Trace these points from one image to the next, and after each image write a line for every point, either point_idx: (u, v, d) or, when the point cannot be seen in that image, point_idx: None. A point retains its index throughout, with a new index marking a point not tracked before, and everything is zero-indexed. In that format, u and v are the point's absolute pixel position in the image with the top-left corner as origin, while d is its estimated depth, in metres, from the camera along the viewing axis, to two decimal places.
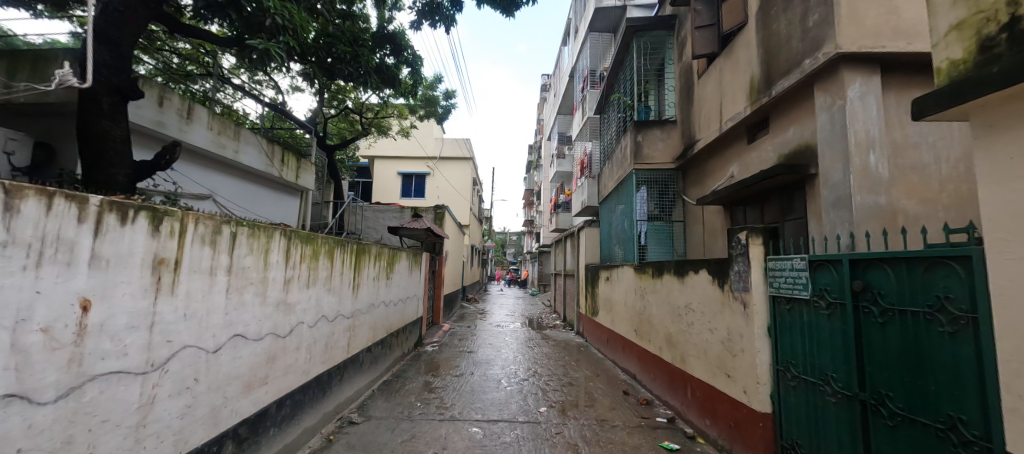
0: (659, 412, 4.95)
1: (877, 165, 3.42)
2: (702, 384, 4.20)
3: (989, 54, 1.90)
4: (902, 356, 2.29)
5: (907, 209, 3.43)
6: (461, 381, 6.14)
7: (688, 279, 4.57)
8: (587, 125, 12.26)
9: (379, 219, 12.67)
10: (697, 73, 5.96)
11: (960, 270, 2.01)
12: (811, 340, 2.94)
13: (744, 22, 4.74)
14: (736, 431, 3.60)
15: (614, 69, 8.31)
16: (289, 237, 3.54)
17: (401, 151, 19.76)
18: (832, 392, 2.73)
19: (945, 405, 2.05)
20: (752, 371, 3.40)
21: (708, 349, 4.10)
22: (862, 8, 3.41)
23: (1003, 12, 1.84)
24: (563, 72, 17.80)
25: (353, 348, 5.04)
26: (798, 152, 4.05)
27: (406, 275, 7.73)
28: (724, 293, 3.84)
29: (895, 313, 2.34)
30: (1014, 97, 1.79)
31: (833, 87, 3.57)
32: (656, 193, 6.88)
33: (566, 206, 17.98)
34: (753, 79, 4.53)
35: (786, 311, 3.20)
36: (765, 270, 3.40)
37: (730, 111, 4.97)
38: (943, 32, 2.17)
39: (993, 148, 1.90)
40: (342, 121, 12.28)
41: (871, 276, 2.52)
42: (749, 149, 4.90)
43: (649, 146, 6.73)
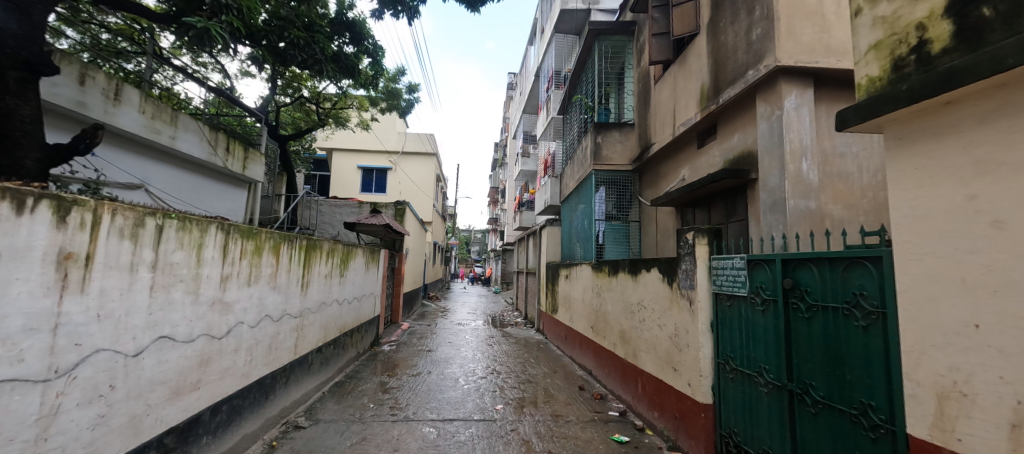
0: (612, 406, 5.09)
1: (809, 172, 3.69)
2: (651, 378, 4.37)
3: (901, 73, 2.11)
4: (825, 348, 2.49)
5: (834, 213, 3.73)
6: (418, 381, 6.03)
7: (641, 278, 4.73)
8: (552, 125, 12.37)
9: (336, 214, 12.16)
10: (654, 78, 6.17)
11: (872, 269, 2.21)
12: (748, 335, 3.13)
13: (697, 32, 4.95)
14: (681, 421, 3.77)
15: (577, 71, 8.44)
16: (227, 232, 3.30)
17: (361, 144, 19.09)
18: (763, 383, 2.93)
19: (859, 392, 2.25)
20: (696, 365, 3.57)
21: (657, 344, 4.26)
22: (800, 25, 3.66)
23: (914, 35, 2.05)
24: (529, 71, 17.86)
25: (301, 349, 4.80)
26: (741, 158, 4.29)
27: (362, 272, 7.47)
28: (672, 291, 4.00)
29: (819, 308, 2.54)
30: (920, 112, 1.99)
31: (772, 97, 3.81)
32: (614, 193, 7.07)
33: (529, 204, 18.10)
34: (703, 87, 4.75)
35: (727, 307, 3.38)
36: (709, 268, 3.57)
37: (683, 116, 5.18)
38: (863, 50, 2.36)
39: (902, 159, 2.09)
40: (297, 110, 11.66)
41: (800, 274, 2.71)
42: (699, 154, 5.13)
43: (608, 148, 6.89)
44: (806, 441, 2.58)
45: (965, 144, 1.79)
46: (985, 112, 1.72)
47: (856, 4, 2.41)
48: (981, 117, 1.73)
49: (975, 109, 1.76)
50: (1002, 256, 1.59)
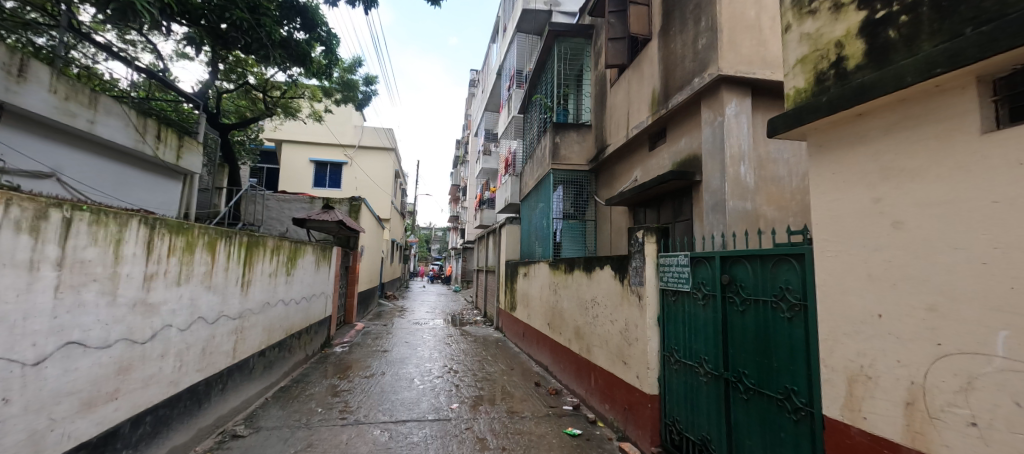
0: (566, 401, 5.20)
1: (746, 176, 3.95)
2: (603, 372, 4.51)
3: (822, 86, 2.32)
4: (755, 339, 2.68)
5: (768, 214, 4.03)
6: (371, 383, 5.84)
7: (595, 275, 4.86)
8: (513, 123, 12.41)
9: (285, 210, 11.50)
10: (610, 81, 6.36)
11: (796, 266, 2.41)
12: (690, 327, 3.31)
13: (649, 39, 5.15)
14: (630, 412, 3.92)
15: (537, 71, 8.52)
16: (152, 227, 3.02)
17: (314, 137, 18.19)
18: (703, 372, 3.11)
19: (784, 379, 2.45)
20: (644, 357, 3.73)
21: (609, 338, 4.40)
22: (740, 39, 3.92)
23: (833, 52, 2.26)
24: (491, 69, 17.77)
25: (240, 352, 4.49)
26: (687, 161, 4.53)
27: (312, 271, 7.13)
28: (623, 287, 4.15)
29: (751, 302, 2.73)
30: (836, 122, 2.20)
31: (715, 104, 4.04)
32: (571, 192, 7.23)
33: (490, 202, 18.07)
34: (654, 92, 4.96)
35: (672, 302, 3.55)
36: (656, 265, 3.72)
37: (636, 119, 5.38)
38: (791, 64, 2.57)
39: (821, 164, 2.30)
40: (241, 98, 10.87)
41: (735, 270, 2.89)
42: (650, 156, 5.35)
43: (566, 148, 7.03)
44: (739, 425, 2.78)
45: (872, 152, 2.01)
46: (888, 124, 1.94)
47: (786, 21, 2.61)
48: (885, 129, 1.96)
49: (881, 121, 1.98)
50: (902, 254, 1.82)
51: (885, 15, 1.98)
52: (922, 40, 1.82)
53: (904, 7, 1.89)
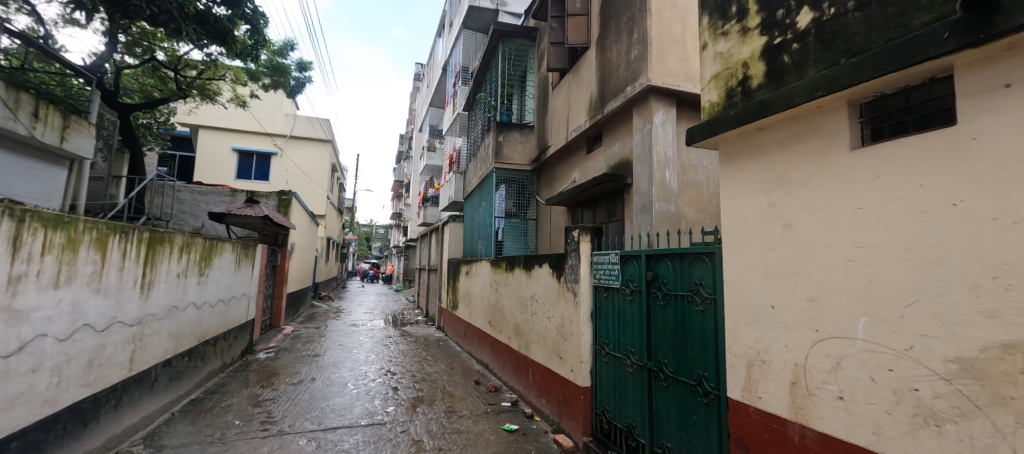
0: (505, 397, 5.27)
1: (671, 180, 4.27)
2: (541, 367, 4.63)
3: (731, 101, 2.57)
4: (674, 330, 2.90)
5: (689, 216, 4.38)
6: (299, 390, 5.47)
7: (534, 273, 4.97)
8: (458, 120, 12.26)
9: (201, 203, 10.38)
10: (552, 84, 6.52)
11: (708, 263, 2.65)
12: (619, 322, 3.50)
13: (588, 46, 5.36)
14: (564, 405, 4.07)
15: (482, 69, 8.51)
16: (22, 220, 2.57)
17: (238, 123, 16.60)
18: (630, 363, 3.31)
19: (697, 366, 2.69)
20: (578, 351, 3.89)
21: (546, 334, 4.52)
22: (668, 53, 4.22)
23: (741, 71, 2.51)
24: (436, 63, 17.37)
25: (139, 363, 3.97)
26: (620, 165, 4.78)
27: (230, 271, 6.49)
28: (560, 284, 4.29)
29: (671, 296, 2.95)
30: (741, 135, 2.46)
31: (645, 112, 4.31)
32: (513, 192, 7.34)
33: (434, 200, 17.69)
34: (591, 97, 5.18)
35: (603, 298, 3.74)
36: (590, 263, 3.89)
37: (575, 122, 5.57)
38: (706, 79, 2.81)
39: (728, 170, 2.55)
40: (147, 75, 9.59)
41: (658, 267, 3.10)
42: (588, 159, 5.57)
43: (509, 147, 7.09)
44: (659, 411, 3.01)
45: (768, 162, 2.28)
46: (782, 138, 2.21)
47: (703, 40, 2.84)
48: (779, 142, 2.23)
49: (775, 135, 2.25)
50: (790, 253, 2.10)
51: (781, 41, 2.25)
52: (808, 66, 2.10)
53: (795, 37, 2.17)
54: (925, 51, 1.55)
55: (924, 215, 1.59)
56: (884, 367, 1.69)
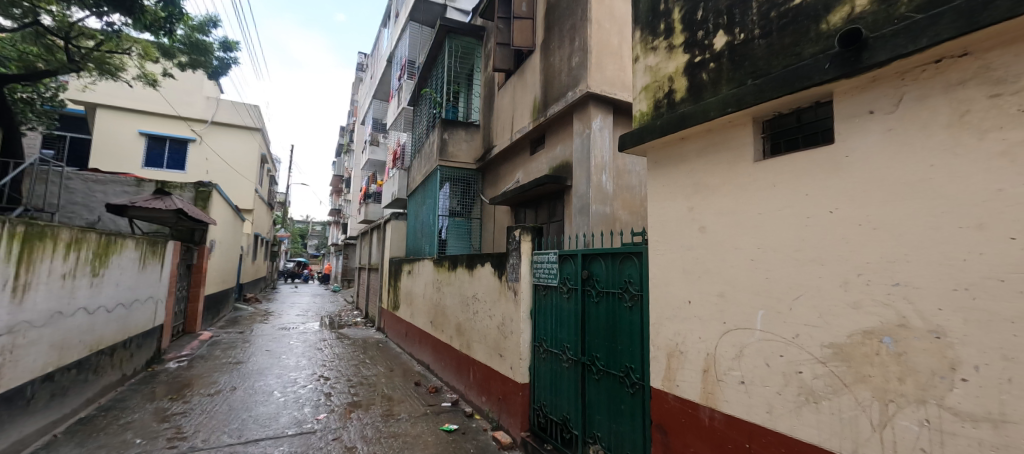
0: (445, 398, 5.22)
1: (606, 183, 4.49)
2: (481, 366, 4.64)
3: (658, 111, 2.76)
4: (606, 325, 3.06)
5: (622, 218, 4.63)
6: (216, 401, 4.98)
7: (476, 272, 4.97)
8: (402, 115, 11.87)
9: (98, 193, 9.08)
10: (498, 85, 6.57)
11: (636, 262, 2.84)
12: (556, 319, 3.62)
13: (532, 50, 5.47)
14: (503, 402, 4.13)
15: (428, 64, 8.32)
16: None
17: (147, 104, 14.72)
18: (566, 359, 3.44)
19: (625, 358, 2.87)
20: (517, 349, 3.96)
21: (487, 333, 4.55)
22: (606, 62, 4.44)
23: (666, 84, 2.71)
24: (381, 55, 16.68)
25: (8, 381, 3.37)
26: (561, 167, 4.94)
27: (132, 271, 5.73)
28: (501, 283, 4.33)
29: (603, 293, 3.11)
30: (666, 144, 2.66)
31: (584, 117, 4.50)
32: (457, 190, 7.28)
33: (376, 196, 17.01)
34: (535, 100, 5.29)
35: (542, 296, 3.84)
36: (531, 262, 3.98)
37: (520, 123, 5.66)
38: (636, 90, 2.99)
39: (654, 176, 2.74)
40: (27, 41, 8.15)
41: (592, 266, 3.25)
42: (531, 160, 5.69)
43: (454, 145, 7.03)
44: (591, 402, 3.16)
45: (688, 170, 2.49)
46: (699, 149, 2.43)
47: (636, 52, 3.02)
48: (697, 152, 2.44)
49: (694, 145, 2.46)
50: (705, 253, 2.32)
51: (700, 60, 2.47)
52: (722, 84, 2.32)
53: (712, 57, 2.40)
54: (811, 78, 1.81)
55: (808, 220, 1.86)
56: (776, 353, 1.93)
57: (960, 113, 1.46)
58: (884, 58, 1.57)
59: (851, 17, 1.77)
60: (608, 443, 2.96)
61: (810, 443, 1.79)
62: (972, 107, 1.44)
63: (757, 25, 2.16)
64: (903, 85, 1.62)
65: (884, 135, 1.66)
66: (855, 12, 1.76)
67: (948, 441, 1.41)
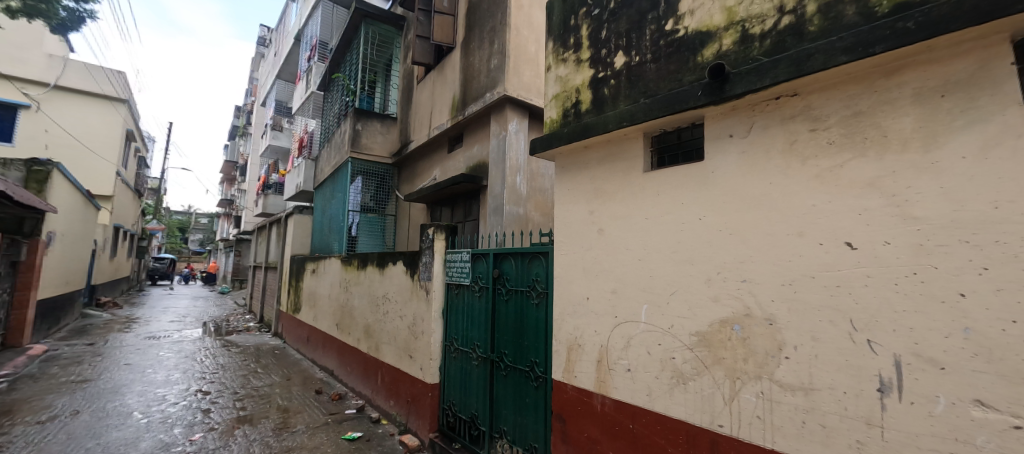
0: (350, 405, 4.92)
1: (520, 185, 4.62)
2: (390, 369, 4.47)
3: (566, 119, 2.93)
4: (514, 322, 3.17)
5: (534, 218, 4.80)
6: (47, 430, 4.04)
7: (387, 271, 4.77)
8: (310, 100, 10.87)
9: None
10: (417, 78, 6.38)
11: (543, 261, 2.98)
12: (467, 317, 3.64)
13: (453, 47, 5.43)
14: (412, 404, 4.03)
15: (341, 48, 7.74)
16: None
17: None
18: (475, 357, 3.48)
19: (531, 354, 3.00)
20: (427, 349, 3.89)
21: (397, 334, 4.39)
22: (524, 68, 4.59)
23: (574, 95, 2.89)
24: (288, 31, 15.11)
25: None
26: (478, 166, 4.98)
27: None
28: (413, 282, 4.22)
29: (513, 291, 3.20)
30: (572, 151, 2.83)
31: (501, 119, 4.59)
32: (371, 185, 6.91)
33: (277, 187, 15.37)
34: (454, 97, 5.25)
35: (454, 295, 3.83)
36: (444, 261, 3.94)
37: (438, 120, 5.58)
38: (547, 97, 3.14)
39: (560, 180, 2.90)
40: None
41: (503, 265, 3.32)
42: (449, 158, 5.64)
43: (368, 137, 6.66)
44: (499, 397, 3.24)
45: (589, 176, 2.69)
46: (600, 157, 2.64)
47: (548, 61, 3.17)
48: (599, 160, 2.64)
49: (596, 153, 2.67)
50: (602, 253, 2.53)
51: (603, 76, 2.68)
52: (620, 99, 2.55)
53: (612, 74, 2.62)
54: (687, 102, 2.08)
55: (684, 226, 2.13)
56: (656, 342, 2.18)
57: (790, 142, 1.81)
58: (741, 91, 1.87)
59: (719, 53, 2.08)
60: (513, 436, 3.07)
61: (679, 419, 2.06)
62: (798, 138, 1.80)
63: (649, 50, 2.42)
64: (754, 115, 1.95)
65: (739, 156, 1.98)
66: (723, 49, 2.07)
67: (775, 408, 1.74)
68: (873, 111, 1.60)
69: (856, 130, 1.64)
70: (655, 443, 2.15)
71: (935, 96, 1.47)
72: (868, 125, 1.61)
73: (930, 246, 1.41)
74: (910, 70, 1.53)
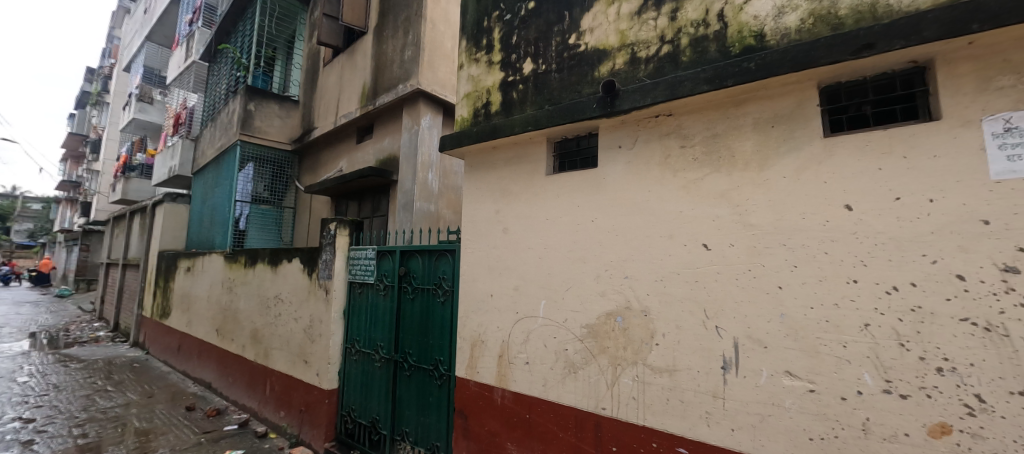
0: (230, 420, 4.36)
1: (432, 182, 4.54)
2: (281, 377, 4.06)
3: (476, 119, 2.96)
4: (419, 321, 3.11)
5: (446, 216, 4.76)
6: None
7: (280, 269, 4.32)
8: (190, 71, 9.35)
9: None
10: (323, 61, 5.90)
11: (450, 258, 2.97)
12: (371, 318, 3.48)
13: (365, 32, 5.14)
14: (305, 414, 3.72)
15: (232, 15, 6.81)
16: None
17: None
18: (378, 358, 3.34)
19: (436, 353, 2.97)
20: (325, 353, 3.62)
21: (291, 338, 4.01)
22: (439, 64, 4.52)
23: (484, 96, 2.94)
24: None
25: None
26: (388, 160, 4.77)
27: None
28: (311, 281, 3.89)
29: (419, 290, 3.14)
30: (480, 151, 2.88)
31: (414, 113, 4.47)
32: (265, 173, 6.20)
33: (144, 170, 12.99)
34: (364, 86, 4.97)
35: (358, 295, 3.63)
36: (347, 259, 3.71)
37: (346, 108, 5.23)
38: (459, 95, 3.14)
39: (468, 178, 2.93)
40: None
41: (410, 263, 3.23)
42: (357, 149, 5.32)
43: (262, 119, 5.97)
44: (401, 399, 3.16)
45: (496, 177, 2.76)
46: (507, 158, 2.72)
47: (461, 60, 3.17)
48: (507, 161, 2.72)
49: (504, 154, 2.74)
50: (506, 252, 2.61)
51: (512, 80, 2.77)
52: (527, 104, 2.66)
53: (521, 79, 2.72)
54: (584, 113, 2.26)
55: (579, 227, 2.31)
56: (551, 336, 2.33)
57: (666, 156, 2.07)
58: (628, 107, 2.08)
59: (613, 70, 2.29)
60: (415, 437, 3.02)
61: (570, 406, 2.22)
62: (671, 153, 2.06)
63: (554, 61, 2.56)
64: (639, 130, 2.18)
65: (626, 165, 2.20)
66: (615, 67, 2.28)
67: (647, 389, 1.98)
68: (726, 134, 1.90)
69: (714, 149, 1.93)
70: (548, 430, 2.29)
71: (768, 126, 1.80)
72: (722, 145, 1.91)
73: (760, 249, 1.73)
74: (753, 102, 1.85)
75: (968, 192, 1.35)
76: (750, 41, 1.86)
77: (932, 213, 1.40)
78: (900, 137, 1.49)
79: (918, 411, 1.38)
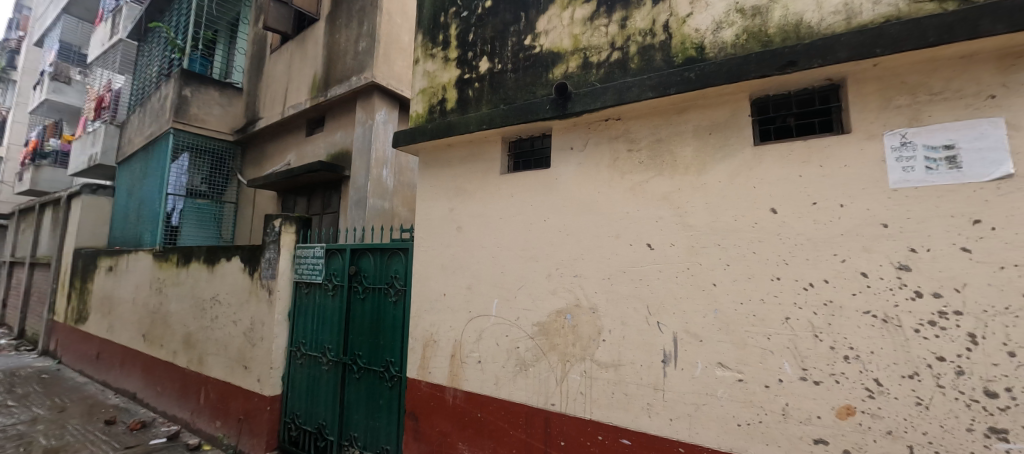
0: (157, 433, 4.01)
1: (387, 178, 4.42)
2: (217, 384, 3.79)
3: (431, 116, 2.91)
4: (369, 321, 3.02)
5: (401, 214, 4.65)
6: None
7: (218, 268, 4.03)
8: (116, 49, 8.45)
9: None
10: (271, 47, 5.55)
11: (402, 257, 2.90)
12: (318, 319, 3.33)
13: (317, 19, 4.89)
14: (244, 422, 3.49)
15: None
16: None
17: None
18: (325, 361, 3.20)
19: (386, 354, 2.90)
20: (267, 357, 3.41)
21: (229, 342, 3.75)
22: (396, 57, 4.41)
23: (440, 93, 2.90)
24: None
25: None
26: (340, 155, 4.59)
27: None
28: (252, 281, 3.65)
29: (370, 289, 3.04)
30: (436, 148, 2.84)
31: (368, 106, 4.33)
32: (203, 164, 5.74)
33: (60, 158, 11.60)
34: (315, 76, 4.73)
35: (304, 295, 3.46)
36: (293, 257, 3.52)
37: (294, 98, 4.96)
38: (414, 90, 3.07)
39: (423, 176, 2.88)
40: None
41: (361, 261, 3.12)
42: (307, 142, 5.06)
43: (199, 107, 5.52)
44: (349, 403, 3.05)
45: (451, 175, 2.73)
46: (462, 156, 2.70)
47: (417, 54, 3.10)
48: (462, 159, 2.70)
49: (459, 152, 2.72)
50: (459, 250, 2.59)
51: (468, 78, 2.76)
52: (483, 102, 2.66)
53: (477, 77, 2.71)
54: (537, 113, 2.29)
55: (531, 226, 2.34)
56: (504, 334, 2.34)
57: (615, 159, 2.14)
58: (579, 110, 2.14)
59: (566, 73, 2.34)
60: (363, 441, 2.92)
61: (521, 403, 2.24)
62: (619, 156, 2.14)
63: (510, 61, 2.58)
64: (590, 132, 2.25)
65: (577, 167, 2.26)
66: (568, 70, 2.33)
67: (594, 383, 2.05)
68: (670, 139, 2.00)
69: (658, 154, 2.02)
70: (499, 428, 2.30)
71: (706, 133, 1.91)
72: (666, 149, 2.01)
73: (697, 248, 1.84)
74: (692, 111, 1.96)
75: (872, 199, 1.51)
76: (691, 52, 1.97)
77: (843, 216, 1.55)
78: (817, 148, 1.64)
79: (828, 396, 1.52)
